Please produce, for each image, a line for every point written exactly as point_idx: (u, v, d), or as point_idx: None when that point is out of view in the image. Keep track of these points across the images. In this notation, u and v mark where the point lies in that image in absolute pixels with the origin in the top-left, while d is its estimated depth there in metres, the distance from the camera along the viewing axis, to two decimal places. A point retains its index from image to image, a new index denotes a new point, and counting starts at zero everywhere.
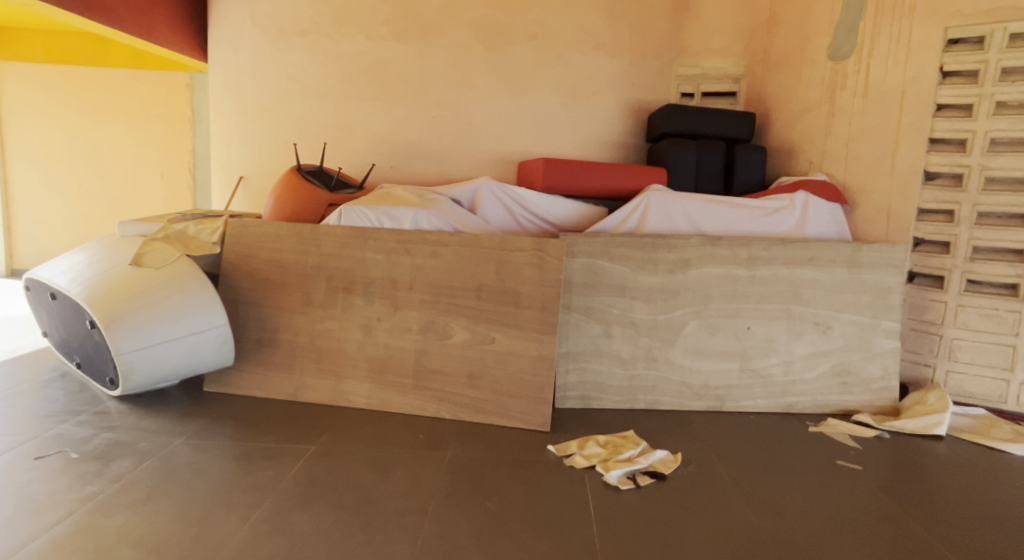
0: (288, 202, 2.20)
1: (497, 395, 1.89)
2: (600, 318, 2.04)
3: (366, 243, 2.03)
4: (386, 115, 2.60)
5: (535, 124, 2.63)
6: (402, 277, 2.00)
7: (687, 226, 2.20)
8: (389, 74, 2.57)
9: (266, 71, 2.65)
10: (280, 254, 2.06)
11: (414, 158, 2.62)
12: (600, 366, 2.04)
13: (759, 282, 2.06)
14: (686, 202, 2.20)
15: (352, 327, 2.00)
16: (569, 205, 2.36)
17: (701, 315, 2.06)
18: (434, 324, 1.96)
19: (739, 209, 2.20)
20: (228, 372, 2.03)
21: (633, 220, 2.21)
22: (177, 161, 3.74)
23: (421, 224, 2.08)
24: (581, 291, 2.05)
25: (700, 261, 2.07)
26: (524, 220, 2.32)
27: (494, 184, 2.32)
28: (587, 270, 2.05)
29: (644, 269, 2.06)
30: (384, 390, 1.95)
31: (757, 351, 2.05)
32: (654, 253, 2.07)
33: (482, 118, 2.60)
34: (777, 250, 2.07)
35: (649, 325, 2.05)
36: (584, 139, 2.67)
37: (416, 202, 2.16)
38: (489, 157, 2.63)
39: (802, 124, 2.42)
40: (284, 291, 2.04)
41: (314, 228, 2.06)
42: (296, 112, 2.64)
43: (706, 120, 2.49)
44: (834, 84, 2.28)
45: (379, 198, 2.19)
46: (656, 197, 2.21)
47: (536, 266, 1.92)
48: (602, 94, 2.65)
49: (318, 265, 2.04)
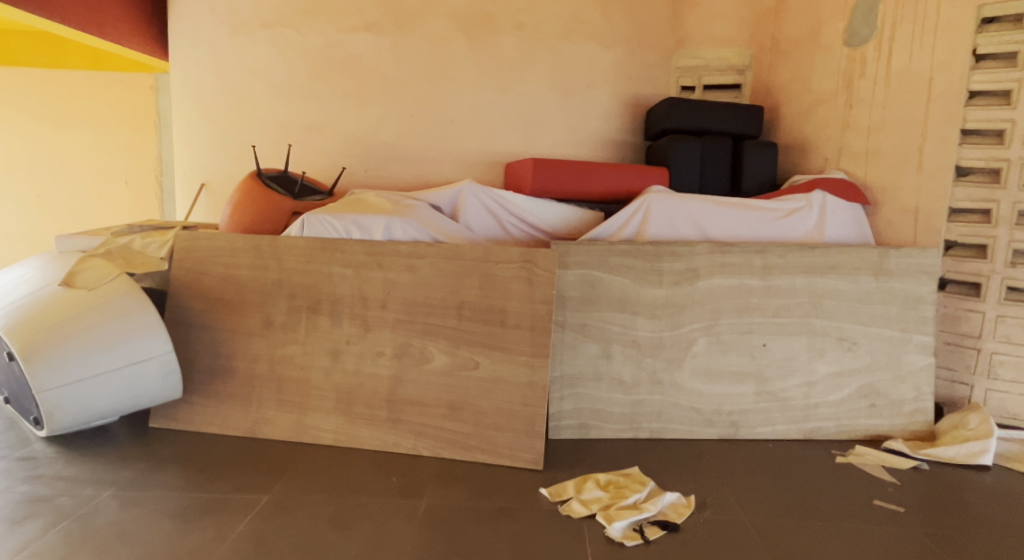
0: (245, 212, 1.95)
1: (482, 428, 1.65)
2: (598, 336, 1.82)
3: (334, 256, 1.79)
4: (359, 114, 2.37)
5: (524, 122, 2.40)
6: (374, 295, 1.76)
7: (693, 232, 1.98)
8: (362, 68, 2.34)
9: (227, 68, 2.41)
10: (236, 270, 1.83)
11: (391, 161, 2.39)
12: (599, 391, 1.81)
13: (776, 294, 1.84)
14: (691, 205, 1.99)
15: (318, 352, 1.76)
16: (561, 210, 2.14)
17: (711, 331, 1.84)
18: (410, 348, 1.72)
19: (750, 212, 1.98)
20: (177, 405, 1.79)
21: (633, 225, 1.99)
22: (142, 167, 3.50)
23: (395, 234, 1.84)
24: (576, 307, 1.82)
25: (709, 270, 1.85)
26: (511, 227, 2.09)
27: (478, 187, 2.09)
28: (583, 283, 1.83)
29: (646, 281, 1.84)
30: (354, 424, 1.71)
31: (775, 371, 1.83)
32: (657, 262, 1.85)
33: (465, 116, 2.38)
34: (794, 257, 1.85)
35: (653, 344, 1.83)
36: (577, 137, 2.45)
37: (390, 210, 1.92)
38: (474, 158, 2.40)
39: (816, 118, 2.21)
40: (241, 311, 1.81)
41: (274, 240, 1.82)
42: (261, 112, 2.41)
43: (710, 115, 2.28)
44: (852, 71, 2.07)
45: (348, 205, 1.95)
46: (658, 200, 1.99)
47: (525, 280, 1.70)
48: (595, 88, 2.44)
49: (279, 282, 1.81)
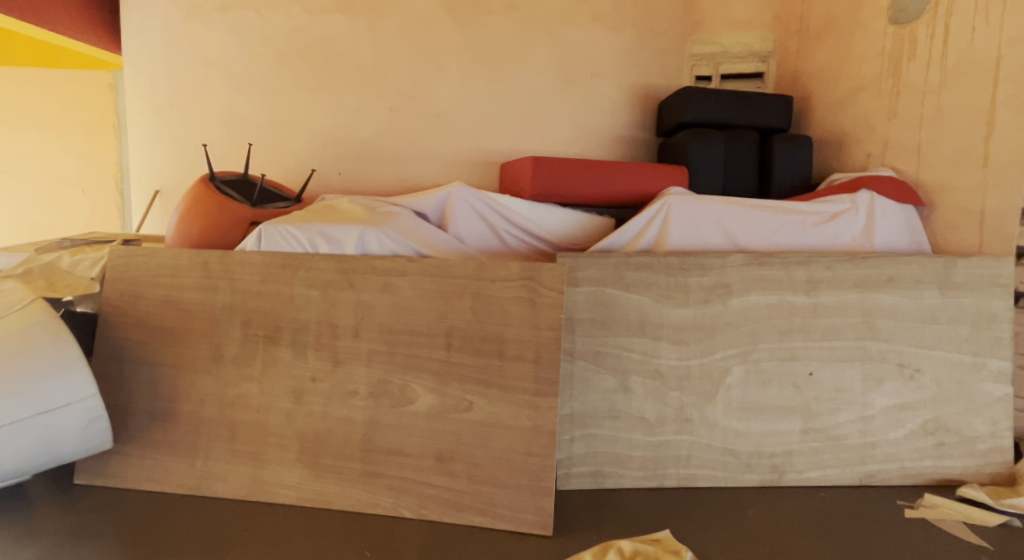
0: (195, 225, 1.64)
1: (478, 484, 1.35)
2: (614, 367, 1.54)
3: (298, 275, 1.50)
4: (332, 109, 2.07)
5: (520, 118, 2.12)
6: (345, 321, 1.47)
7: (722, 240, 1.70)
8: (335, 56, 2.05)
9: (181, 58, 2.11)
10: (181, 292, 1.52)
11: (370, 163, 2.09)
12: (617, 432, 1.52)
13: (824, 313, 1.56)
14: (719, 208, 1.71)
15: (278, 391, 1.46)
16: (565, 216, 1.86)
17: (748, 358, 1.55)
18: (388, 385, 1.42)
19: (787, 216, 1.70)
20: (106, 457, 1.48)
21: (651, 233, 1.71)
22: (102, 174, 3.19)
23: (371, 247, 1.55)
24: (588, 331, 1.54)
25: (744, 286, 1.56)
26: (508, 237, 1.80)
27: (468, 191, 1.80)
28: (595, 303, 1.54)
29: (670, 300, 1.55)
30: (321, 480, 1.41)
31: (824, 405, 1.54)
32: (682, 277, 1.56)
33: (454, 110, 2.09)
34: (844, 269, 1.57)
35: (680, 375, 1.54)
36: (581, 134, 2.17)
37: (365, 217, 1.62)
38: (465, 159, 2.11)
39: (855, 108, 1.94)
40: (186, 342, 1.51)
41: (225, 256, 1.52)
42: (220, 107, 2.11)
43: (733, 106, 2.01)
44: (899, 53, 1.80)
45: (316, 214, 1.65)
46: (680, 203, 1.71)
47: (527, 302, 1.40)
48: (600, 78, 2.16)
49: (231, 305, 1.51)
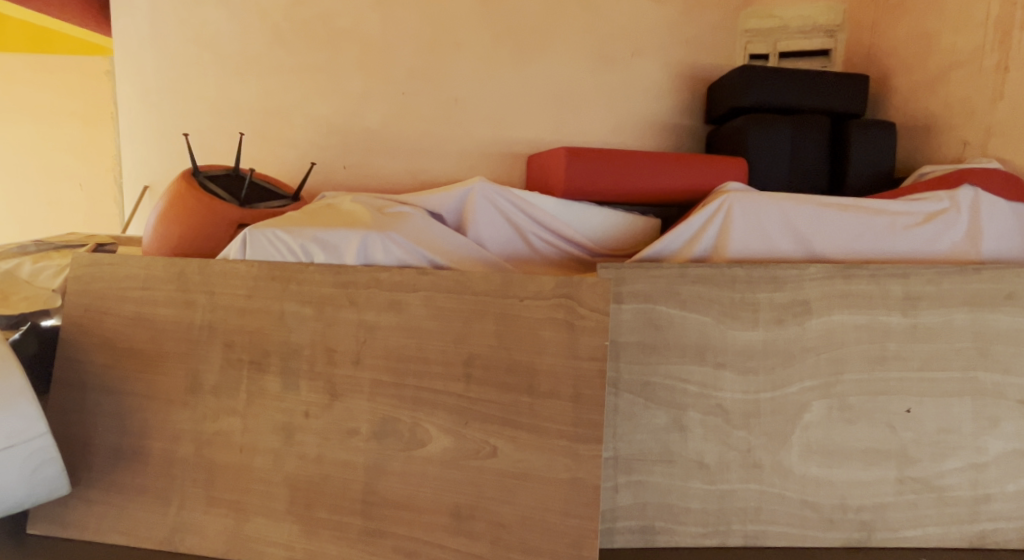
0: (174, 228, 1.42)
1: (504, 550, 1.11)
2: (667, 401, 1.28)
3: (289, 289, 1.26)
4: (335, 95, 1.83)
5: (550, 103, 1.86)
6: (345, 345, 1.23)
7: (792, 246, 1.42)
8: (338, 33, 1.81)
9: (168, 36, 1.88)
10: (153, 308, 1.29)
11: (379, 156, 1.84)
12: (671, 479, 1.27)
13: (925, 338, 1.28)
14: (789, 208, 1.42)
15: (265, 428, 1.23)
16: (602, 215, 1.61)
17: (830, 392, 1.28)
18: (396, 424, 1.18)
19: (874, 217, 1.41)
20: (65, 503, 1.25)
21: (707, 238, 1.44)
22: (100, 168, 2.99)
23: (375, 258, 1.28)
24: (635, 358, 1.28)
25: (827, 303, 1.28)
26: (537, 241, 1.55)
27: (491, 186, 1.54)
28: (643, 323, 1.28)
29: (734, 320, 1.29)
30: (314, 538, 1.17)
31: (926, 450, 1.27)
32: (751, 292, 1.29)
33: (474, 94, 1.84)
34: (951, 284, 1.28)
35: (747, 411, 1.28)
36: (619, 121, 1.90)
37: (369, 219, 1.35)
38: (487, 150, 1.85)
39: (948, 88, 1.62)
40: (159, 368, 1.28)
41: (204, 265, 1.29)
42: (212, 92, 1.87)
43: (798, 88, 1.73)
44: (1008, 21, 1.44)
45: (312, 216, 1.40)
46: (743, 202, 1.43)
47: (562, 326, 1.15)
48: (640, 57, 1.90)
49: (211, 324, 1.28)
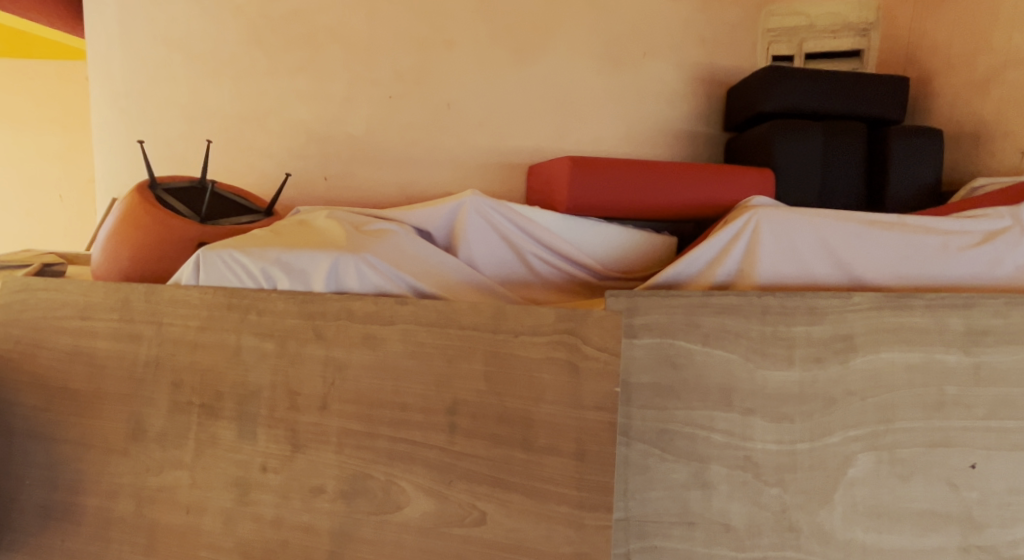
0: (125, 248, 1.26)
1: None
2: (687, 453, 1.09)
3: (247, 319, 1.09)
4: (316, 99, 1.66)
5: (552, 108, 1.69)
6: (309, 387, 1.05)
7: (829, 270, 1.24)
8: (319, 31, 1.65)
9: (135, 35, 1.72)
10: (93, 341, 1.12)
11: (364, 166, 1.67)
12: (691, 545, 1.08)
13: (993, 381, 1.09)
14: (824, 225, 1.25)
15: (217, 484, 1.06)
16: (609, 232, 1.44)
17: (879, 444, 1.09)
18: (367, 482, 1.01)
19: (922, 237, 1.23)
20: None
21: (730, 261, 1.27)
22: (81, 178, 2.85)
23: (347, 284, 1.11)
24: (649, 401, 1.10)
25: (874, 338, 1.09)
26: (537, 262, 1.38)
27: (485, 201, 1.36)
28: (659, 361, 1.10)
29: (766, 358, 1.10)
30: None
31: (995, 513, 1.09)
32: (785, 325, 1.09)
33: (467, 98, 1.67)
34: (1021, 317, 1.09)
35: (780, 465, 1.09)
36: (628, 128, 1.73)
37: (344, 238, 1.18)
38: (483, 159, 1.68)
39: (1002, 90, 1.42)
40: (98, 411, 1.11)
41: (152, 290, 1.11)
42: (182, 97, 1.71)
43: (828, 91, 1.56)
44: None
45: (281, 234, 1.23)
46: (771, 219, 1.27)
47: (562, 368, 0.97)
48: (652, 58, 1.73)
49: (158, 360, 1.10)
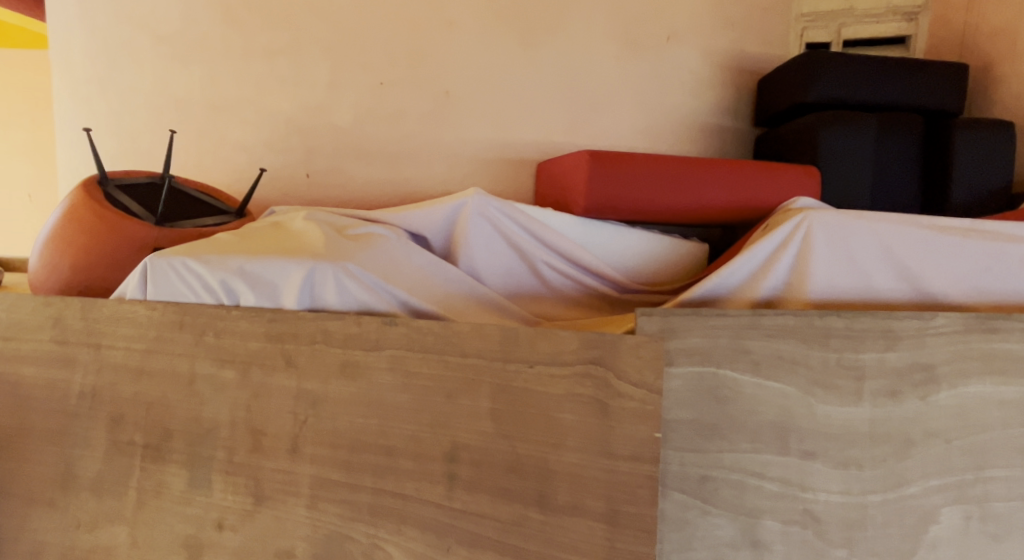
0: (66, 254, 1.07)
1: None
2: (735, 506, 0.90)
3: (203, 342, 0.90)
4: (299, 86, 1.48)
5: (563, 96, 1.51)
6: (277, 426, 0.86)
7: (895, 284, 1.06)
8: (303, 9, 1.46)
9: (94, 12, 1.53)
10: (19, 368, 0.94)
11: (353, 161, 1.49)
12: None
13: None
14: (888, 232, 1.07)
15: (165, 544, 0.88)
16: (631, 238, 1.26)
17: (968, 496, 0.92)
18: (347, 545, 0.83)
19: (1006, 246, 1.04)
20: None
21: (777, 272, 1.08)
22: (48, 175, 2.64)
23: (325, 300, 0.92)
24: (689, 443, 0.91)
25: (960, 369, 0.92)
26: (549, 272, 1.19)
27: (489, 201, 1.18)
28: (702, 394, 0.91)
29: (829, 392, 0.91)
30: None
31: None
32: (854, 351, 0.91)
33: (469, 85, 1.49)
34: None
35: (848, 521, 0.91)
36: (648, 121, 1.55)
37: (322, 243, 0.99)
38: (487, 154, 1.50)
39: None
40: (24, 453, 0.93)
41: (89, 305, 0.92)
42: (147, 82, 1.52)
43: (878, 80, 1.38)
44: None
45: (249, 238, 1.04)
46: (825, 223, 1.09)
47: (587, 407, 0.78)
48: (675, 43, 1.55)
49: (95, 389, 0.91)
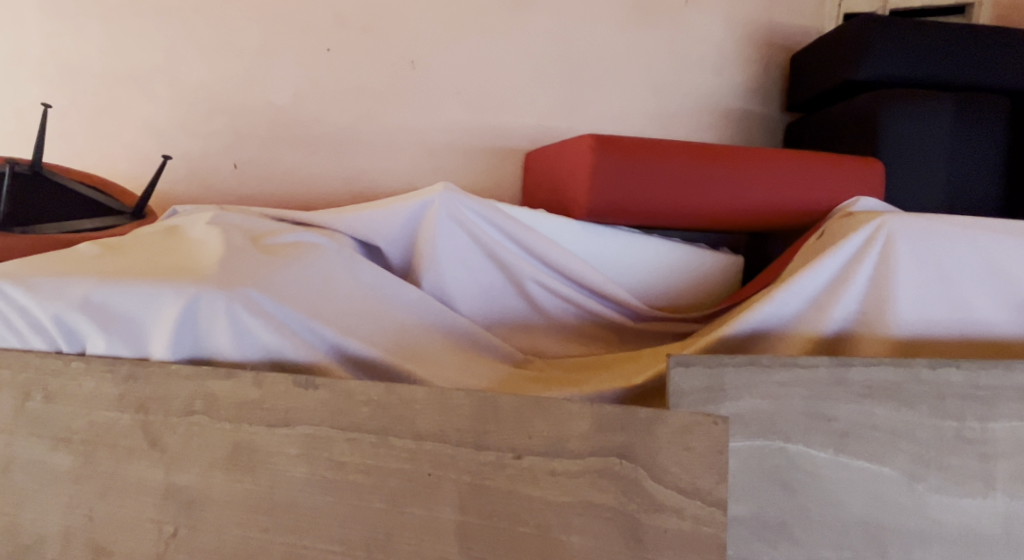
0: None
1: None
2: None
3: (26, 411, 0.60)
4: (223, 52, 1.17)
5: (557, 72, 1.24)
6: (134, 542, 0.57)
7: (1010, 315, 0.77)
8: None
9: None
10: None
11: (293, 148, 1.19)
12: None
13: None
14: (995, 243, 0.79)
15: None
16: (645, 248, 0.98)
17: None
18: None
19: None
20: None
21: (848, 298, 0.80)
22: None
23: (213, 347, 0.62)
24: (747, 550, 0.63)
25: None
26: (540, 294, 0.92)
27: (462, 199, 0.89)
28: (765, 479, 0.64)
29: (946, 478, 0.63)
30: None
31: None
32: (980, 420, 0.64)
33: (438, 54, 1.20)
34: None
35: None
36: (659, 105, 1.28)
37: (218, 259, 0.69)
38: (463, 142, 1.22)
39: None
40: None
41: None
42: (29, 44, 1.20)
43: (951, 49, 1.10)
44: None
45: (119, 251, 0.73)
46: (908, 232, 0.81)
47: (606, 526, 0.50)
48: (693, 9, 1.28)
49: None
